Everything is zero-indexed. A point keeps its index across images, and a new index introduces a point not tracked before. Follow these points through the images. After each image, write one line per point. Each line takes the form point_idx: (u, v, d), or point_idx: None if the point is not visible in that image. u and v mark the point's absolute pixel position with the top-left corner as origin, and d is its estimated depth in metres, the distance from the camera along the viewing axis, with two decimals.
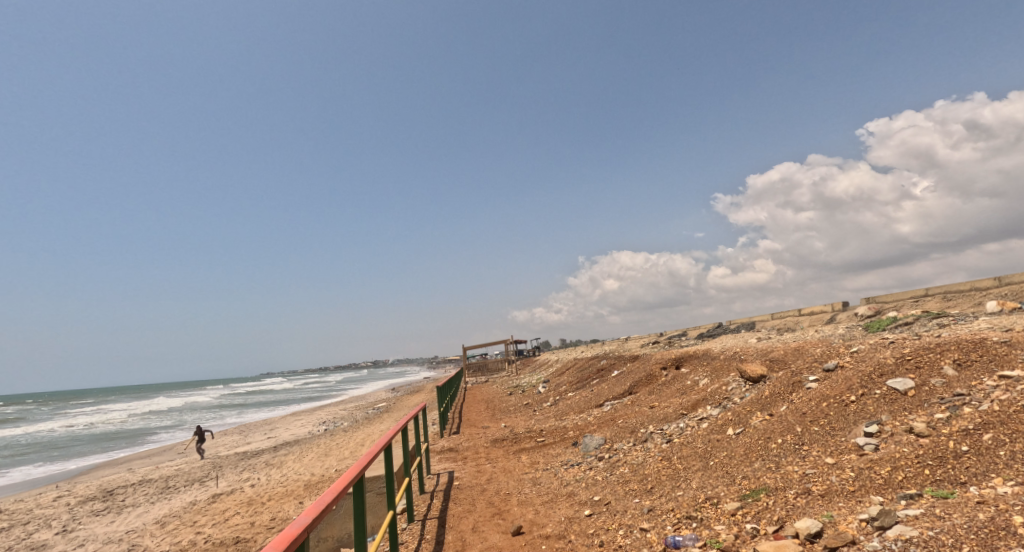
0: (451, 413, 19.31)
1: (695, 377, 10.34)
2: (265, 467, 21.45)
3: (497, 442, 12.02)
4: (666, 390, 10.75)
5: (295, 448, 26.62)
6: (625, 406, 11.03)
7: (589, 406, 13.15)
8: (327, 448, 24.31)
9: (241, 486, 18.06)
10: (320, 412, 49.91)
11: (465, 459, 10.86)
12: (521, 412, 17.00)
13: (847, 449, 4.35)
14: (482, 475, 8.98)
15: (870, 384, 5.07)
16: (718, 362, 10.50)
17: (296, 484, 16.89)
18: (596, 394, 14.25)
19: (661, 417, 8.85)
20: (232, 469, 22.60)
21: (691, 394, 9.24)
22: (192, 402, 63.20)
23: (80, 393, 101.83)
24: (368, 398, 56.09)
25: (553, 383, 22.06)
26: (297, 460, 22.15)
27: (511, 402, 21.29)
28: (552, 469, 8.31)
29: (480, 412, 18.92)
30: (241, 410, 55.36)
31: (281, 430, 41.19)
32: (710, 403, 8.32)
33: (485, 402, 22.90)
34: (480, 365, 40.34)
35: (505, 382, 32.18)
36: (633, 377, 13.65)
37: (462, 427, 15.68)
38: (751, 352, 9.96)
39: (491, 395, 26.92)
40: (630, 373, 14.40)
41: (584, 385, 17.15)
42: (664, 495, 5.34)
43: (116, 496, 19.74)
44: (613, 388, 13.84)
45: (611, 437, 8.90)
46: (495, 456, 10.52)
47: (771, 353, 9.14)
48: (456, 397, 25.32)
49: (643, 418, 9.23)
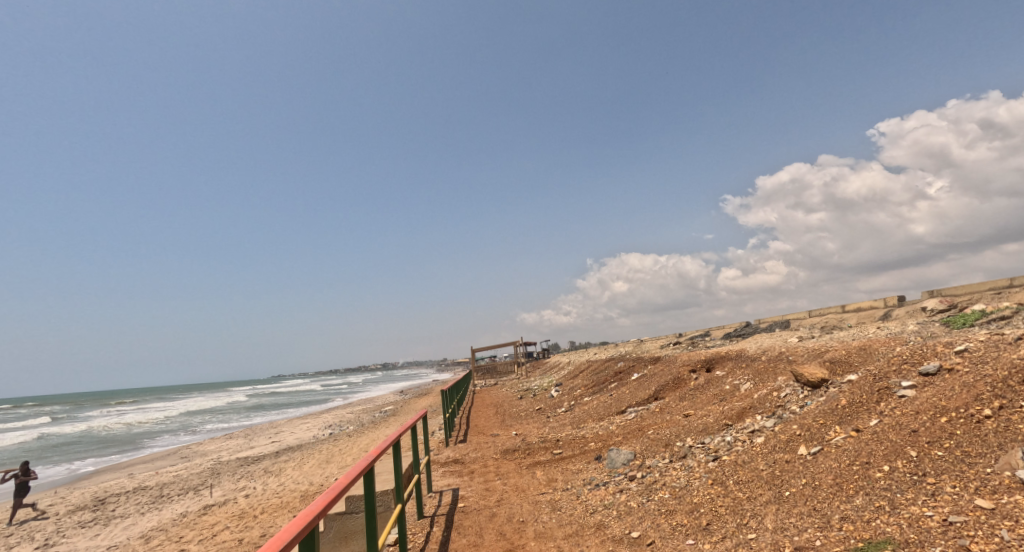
0: (458, 419, 18.16)
1: (735, 382, 9.04)
2: (263, 475, 20.45)
3: (507, 454, 10.82)
4: (699, 396, 9.51)
5: (296, 454, 25.63)
6: (652, 415, 9.76)
7: (609, 413, 11.92)
8: (329, 455, 23.25)
9: (234, 496, 17.04)
10: (328, 415, 49.03)
11: (472, 474, 9.66)
12: (533, 418, 15.82)
13: (1005, 488, 3.10)
14: (492, 496, 7.76)
15: (1011, 395, 3.81)
16: (761, 364, 9.20)
17: (291, 495, 15.82)
18: (617, 399, 12.98)
19: (699, 429, 7.58)
20: (230, 476, 21.68)
21: (734, 402, 7.97)
22: (199, 404, 62.78)
23: (92, 394, 102.17)
24: (376, 401, 55.14)
25: (567, 386, 20.78)
26: (296, 467, 21.12)
27: (522, 406, 20.10)
28: (574, 490, 7.08)
29: (489, 418, 17.77)
30: (247, 413, 54.67)
31: (286, 434, 40.30)
32: (761, 413, 7.01)
33: (494, 407, 21.74)
34: (489, 368, 39.13)
35: (516, 385, 31.00)
36: (657, 381, 12.38)
37: (469, 435, 14.51)
38: (800, 354, 8.68)
39: (501, 398, 25.77)
40: (654, 376, 13.11)
41: (601, 389, 15.89)
42: (728, 538, 4.08)
43: (107, 505, 18.84)
44: (636, 393, 12.56)
45: (642, 452, 7.66)
46: (506, 471, 9.30)
47: (828, 354, 7.83)
48: (464, 400, 24.14)
49: (678, 430, 7.94)
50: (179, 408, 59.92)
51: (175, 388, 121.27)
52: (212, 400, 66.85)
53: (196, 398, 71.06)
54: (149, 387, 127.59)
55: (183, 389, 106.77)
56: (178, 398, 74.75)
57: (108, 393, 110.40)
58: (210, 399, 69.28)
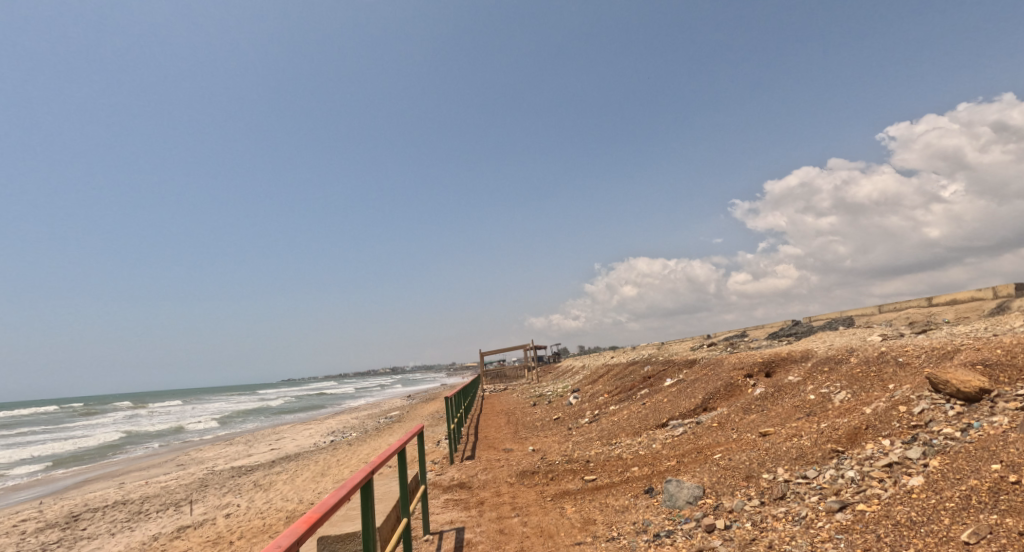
0: (466, 430, 16.26)
1: (824, 391, 6.97)
2: (251, 490, 18.58)
3: (525, 477, 8.87)
4: (770, 408, 7.46)
5: (292, 465, 23.76)
6: (710, 431, 7.72)
7: (647, 428, 9.96)
8: (325, 467, 21.30)
9: (214, 516, 15.17)
10: (332, 420, 47.31)
11: (481, 506, 7.68)
12: (551, 429, 13.88)
13: None
14: (510, 543, 5.79)
15: None
16: (855, 368, 7.14)
17: (276, 516, 13.88)
18: (655, 410, 10.92)
19: (792, 455, 5.55)
20: (216, 490, 19.79)
21: (836, 420, 5.92)
22: (200, 408, 61.22)
23: (96, 399, 100.86)
24: (382, 405, 53.42)
25: (587, 393, 18.68)
26: (288, 481, 19.20)
27: (536, 415, 18.13)
28: (626, 544, 5.05)
29: (500, 429, 15.87)
30: (250, 417, 53.02)
31: (287, 440, 38.50)
32: (890, 437, 4.97)
33: (505, 415, 19.79)
34: (498, 372, 37.11)
35: (528, 390, 29.03)
36: (704, 388, 10.34)
37: (477, 450, 12.52)
38: (913, 356, 6.64)
39: (513, 405, 23.82)
40: (698, 382, 11.05)
41: (630, 397, 13.91)
42: None
43: (79, 524, 17.01)
44: (678, 402, 10.49)
45: (712, 485, 5.62)
46: (525, 503, 7.33)
47: (967, 353, 5.79)
48: (471, 408, 22.09)
49: (761, 454, 5.86)
50: (180, 412, 58.36)
51: (181, 393, 119.83)
52: (215, 404, 65.22)
53: (199, 402, 69.47)
54: (155, 391, 126.33)
55: (188, 394, 105.46)
56: (181, 402, 73.40)
57: (113, 398, 109.14)
58: (213, 403, 67.81)
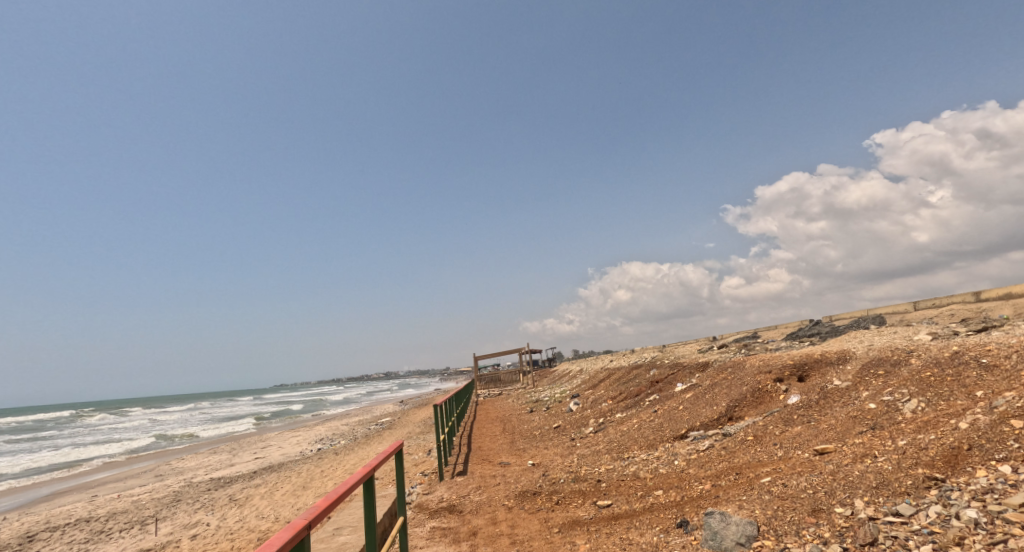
0: (458, 440, 15.03)
1: (887, 397, 5.79)
2: (225, 506, 17.24)
3: (525, 500, 7.61)
4: (820, 419, 6.23)
5: (272, 476, 22.37)
6: (746, 446, 6.49)
7: (664, 441, 8.72)
8: (306, 479, 19.88)
9: (180, 537, 13.86)
10: (320, 426, 45.82)
11: (474, 538, 6.40)
12: (551, 440, 12.68)
13: None
14: None
15: None
16: (923, 370, 5.98)
17: (244, 538, 12.51)
18: (671, 419, 9.72)
19: (870, 482, 4.33)
20: (188, 506, 18.41)
21: (918, 436, 4.72)
22: (186, 414, 59.45)
23: (79, 407, 98.27)
24: (372, 411, 51.94)
25: (588, 399, 17.42)
26: (266, 496, 17.87)
27: (534, 422, 16.93)
28: None
29: (495, 439, 14.66)
30: (235, 423, 51.33)
31: (272, 448, 36.94)
32: (1010, 463, 3.80)
33: (500, 423, 18.56)
34: (492, 377, 35.74)
35: (523, 395, 27.80)
36: (727, 394, 9.14)
37: (470, 465, 11.24)
38: (1001, 357, 5.47)
39: (508, 412, 22.55)
40: (718, 388, 9.85)
41: (638, 404, 12.71)
42: None
43: (33, 545, 15.57)
44: (698, 410, 9.28)
45: (768, 520, 4.38)
46: (526, 536, 6.05)
47: None
48: (464, 416, 20.75)
49: (825, 479, 4.62)
50: (165, 418, 56.61)
51: (167, 398, 117.15)
52: (201, 411, 63.45)
53: (185, 409, 67.56)
54: (141, 397, 123.80)
55: (176, 401, 102.90)
56: (167, 409, 71.51)
57: (99, 403, 106.82)
58: (198, 409, 65.99)
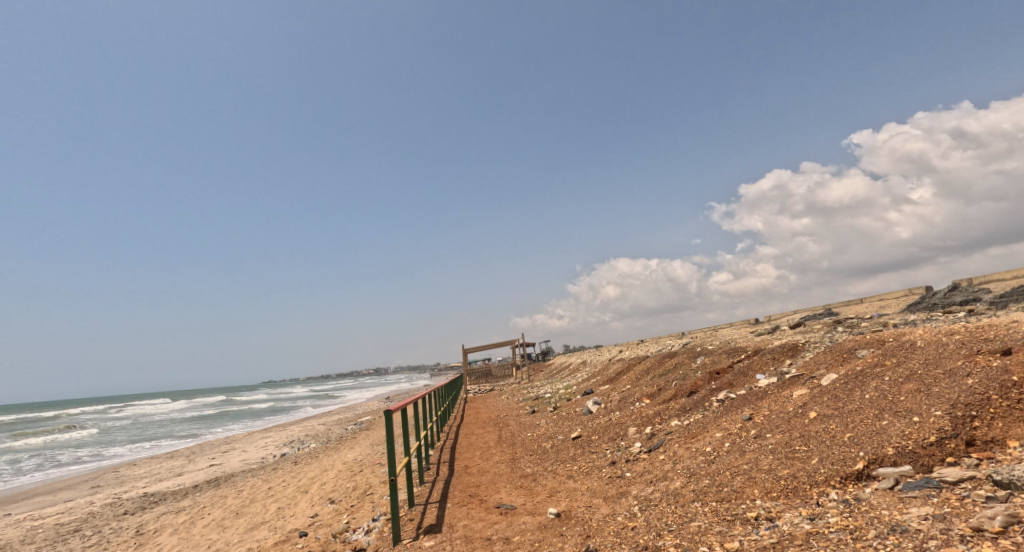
0: (437, 456, 10.76)
1: None
2: (122, 545, 12.78)
3: None
4: None
5: (207, 495, 17.84)
6: None
7: (829, 489, 4.40)
8: (245, 501, 15.40)
9: None
10: (294, 426, 41.31)
11: None
12: (575, 461, 8.39)
13: None
14: None
15: None
16: None
17: None
18: (806, 438, 5.43)
19: None
20: (81, 543, 13.87)
21: None
22: (151, 413, 54.39)
23: (47, 405, 92.20)
24: (354, 409, 47.50)
25: (611, 398, 13.08)
26: (182, 528, 13.43)
27: (539, 428, 12.76)
28: None
29: (490, 454, 10.43)
30: (203, 421, 46.68)
31: (234, 453, 32.35)
32: None
33: (494, 427, 14.37)
34: (483, 370, 31.10)
35: (519, 392, 23.62)
36: (929, 392, 4.89)
37: (450, 507, 6.94)
38: None
39: (504, 411, 18.39)
40: (883, 382, 5.62)
41: (704, 408, 8.45)
42: None
43: None
44: (867, 425, 5.00)
45: None
46: None
47: None
48: (449, 418, 16.39)
49: None
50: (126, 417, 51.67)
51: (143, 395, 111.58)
52: (168, 408, 58.32)
53: (155, 405, 62.49)
54: (117, 394, 118.09)
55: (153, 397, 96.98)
56: (136, 406, 66.23)
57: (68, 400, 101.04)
58: (165, 406, 60.83)
